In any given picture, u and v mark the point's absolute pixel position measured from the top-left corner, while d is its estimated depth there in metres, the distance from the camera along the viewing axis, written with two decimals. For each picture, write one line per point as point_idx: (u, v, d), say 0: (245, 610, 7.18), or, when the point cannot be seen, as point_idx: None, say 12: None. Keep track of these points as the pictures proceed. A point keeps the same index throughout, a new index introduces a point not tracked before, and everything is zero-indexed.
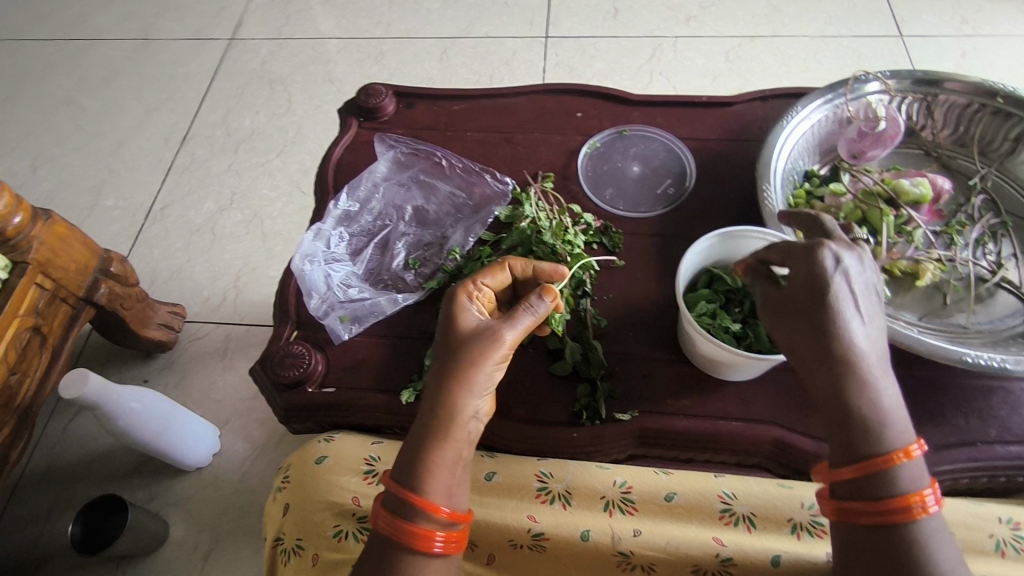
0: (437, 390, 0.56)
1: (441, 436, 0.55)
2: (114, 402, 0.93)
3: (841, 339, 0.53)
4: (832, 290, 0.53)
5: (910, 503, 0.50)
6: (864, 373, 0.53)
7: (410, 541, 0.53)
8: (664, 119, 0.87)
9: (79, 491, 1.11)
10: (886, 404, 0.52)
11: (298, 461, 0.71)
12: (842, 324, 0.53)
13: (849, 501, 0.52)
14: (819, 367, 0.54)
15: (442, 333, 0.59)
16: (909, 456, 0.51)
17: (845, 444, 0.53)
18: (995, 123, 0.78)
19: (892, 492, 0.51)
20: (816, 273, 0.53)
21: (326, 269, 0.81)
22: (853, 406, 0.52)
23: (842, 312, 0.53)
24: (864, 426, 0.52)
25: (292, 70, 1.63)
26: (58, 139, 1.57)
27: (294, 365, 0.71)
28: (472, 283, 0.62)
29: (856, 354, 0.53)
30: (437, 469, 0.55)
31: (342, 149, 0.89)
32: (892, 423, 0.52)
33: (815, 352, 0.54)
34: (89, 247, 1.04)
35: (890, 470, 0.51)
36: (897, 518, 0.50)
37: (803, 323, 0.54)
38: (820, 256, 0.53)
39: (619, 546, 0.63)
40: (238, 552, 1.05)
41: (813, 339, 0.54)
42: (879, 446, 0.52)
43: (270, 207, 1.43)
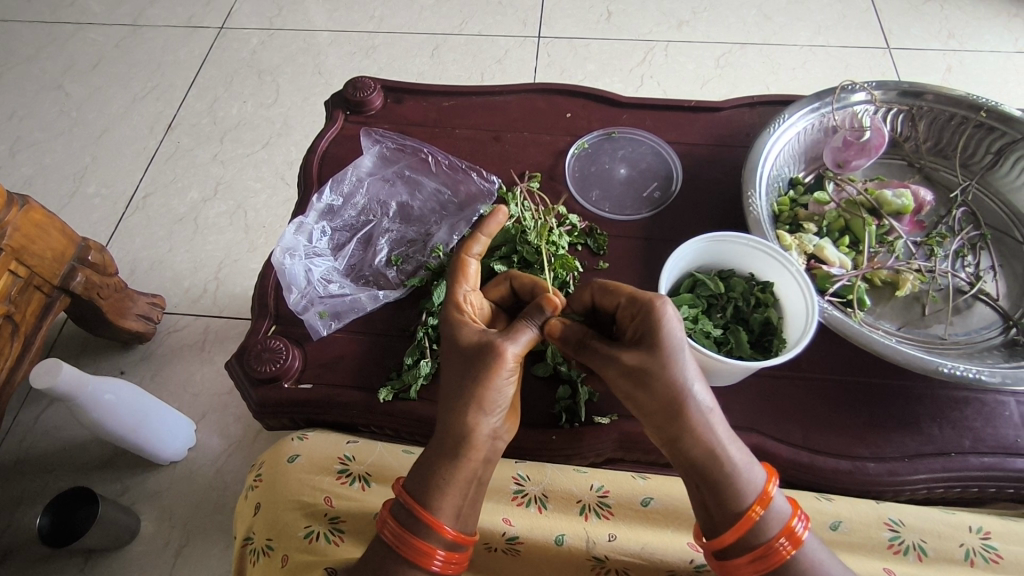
0: (452, 409, 0.55)
1: (455, 458, 0.54)
2: (87, 394, 0.91)
3: (683, 395, 0.52)
4: (672, 345, 0.53)
5: (779, 542, 0.52)
6: (718, 426, 0.53)
7: (413, 555, 0.53)
8: (653, 122, 0.87)
9: (48, 483, 1.08)
10: (739, 452, 0.53)
11: (271, 458, 0.70)
12: (684, 379, 0.53)
13: (732, 559, 0.53)
14: (673, 428, 0.53)
15: (446, 353, 0.59)
16: (767, 500, 0.52)
17: (712, 503, 0.53)
18: (978, 136, 0.78)
19: (765, 538, 0.52)
20: (655, 331, 0.53)
21: (307, 264, 0.79)
22: (714, 462, 0.52)
23: (684, 367, 0.53)
24: (726, 481, 0.52)
25: (282, 61, 1.61)
26: (39, 124, 1.53)
27: (271, 360, 0.70)
28: (459, 297, 0.62)
29: (706, 408, 0.53)
30: (453, 490, 0.54)
31: (327, 142, 0.88)
32: (749, 472, 0.53)
33: (665, 413, 0.53)
34: (67, 234, 1.02)
35: (757, 520, 0.52)
36: (776, 562, 0.52)
37: (650, 384, 0.53)
38: (654, 310, 0.54)
39: (593, 551, 0.63)
40: (210, 548, 1.03)
41: (661, 399, 0.53)
42: (741, 498, 0.52)
43: (254, 199, 1.41)
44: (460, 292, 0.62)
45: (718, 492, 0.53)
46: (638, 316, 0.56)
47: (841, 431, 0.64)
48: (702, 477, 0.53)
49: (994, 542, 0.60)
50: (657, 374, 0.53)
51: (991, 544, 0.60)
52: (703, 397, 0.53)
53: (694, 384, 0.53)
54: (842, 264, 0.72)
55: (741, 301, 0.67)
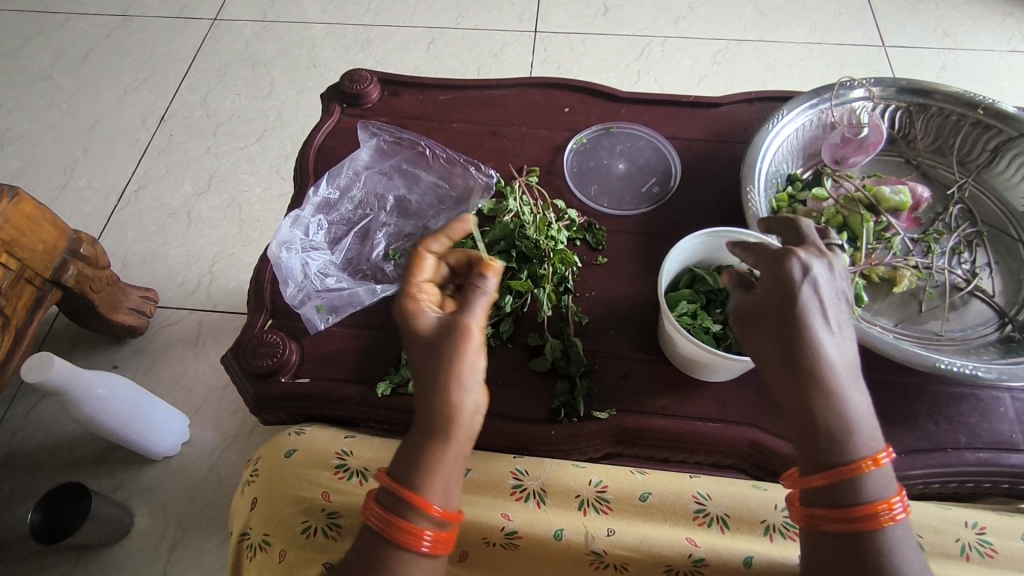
0: (429, 394, 0.54)
1: (435, 439, 0.53)
2: (80, 387, 0.90)
3: (806, 346, 0.51)
4: (803, 294, 0.51)
5: (880, 508, 0.50)
6: (836, 381, 0.51)
7: (399, 537, 0.52)
8: (651, 117, 0.87)
9: (39, 478, 1.07)
10: (852, 411, 0.51)
11: (267, 453, 0.70)
12: (809, 330, 0.51)
13: (816, 508, 0.51)
14: (786, 376, 0.52)
15: (409, 346, 0.57)
16: (879, 463, 0.50)
17: (809, 451, 0.52)
18: (974, 134, 0.79)
19: (864, 498, 0.50)
20: (785, 277, 0.52)
21: (304, 257, 0.78)
22: (827, 417, 0.51)
23: (814, 318, 0.51)
24: (828, 433, 0.51)
25: (276, 53, 1.60)
26: (29, 116, 1.51)
27: (267, 354, 0.69)
28: (414, 286, 0.59)
29: (829, 363, 0.51)
30: (438, 469, 0.53)
31: (324, 135, 0.87)
32: (858, 433, 0.51)
33: (779, 360, 0.52)
34: (59, 226, 1.01)
35: (857, 478, 0.50)
36: (869, 523, 0.49)
37: (775, 332, 0.52)
38: (785, 259, 0.52)
39: (592, 545, 0.63)
40: (205, 544, 1.03)
41: (782, 347, 0.52)
42: (845, 454, 0.50)
43: (248, 192, 1.40)
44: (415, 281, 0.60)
45: (816, 442, 0.51)
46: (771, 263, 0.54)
47: None
48: (806, 427, 0.52)
49: (989, 537, 0.61)
50: (781, 321, 0.52)
51: (987, 539, 0.61)
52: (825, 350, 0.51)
53: (820, 337, 0.51)
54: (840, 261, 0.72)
55: None
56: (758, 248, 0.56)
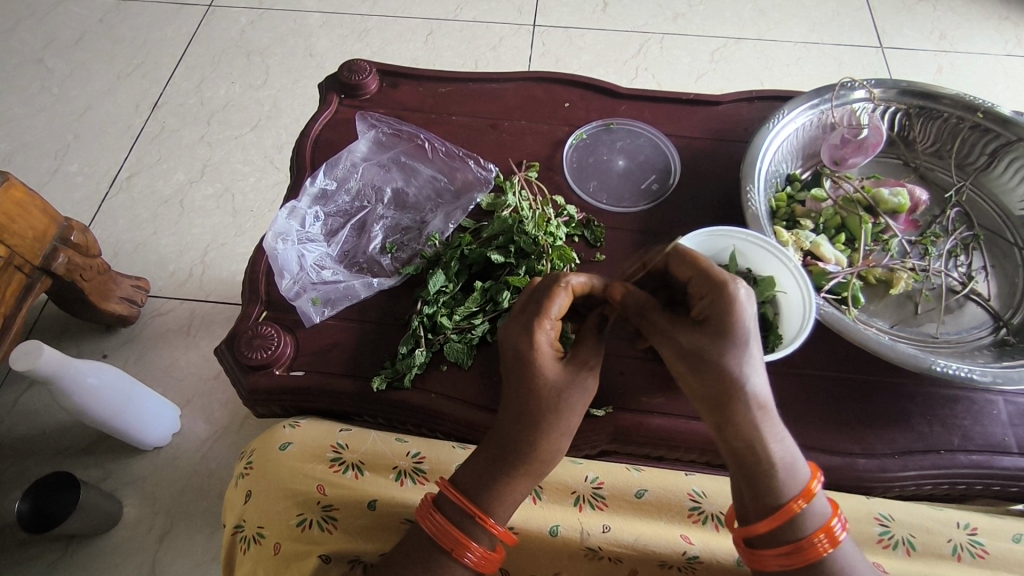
0: (529, 438, 0.55)
1: (515, 474, 0.55)
2: (70, 377, 0.89)
3: (740, 385, 0.50)
4: (739, 331, 0.51)
5: (817, 540, 0.51)
6: (768, 418, 0.52)
7: (450, 542, 0.55)
8: (652, 114, 0.86)
9: (26, 468, 1.06)
10: (790, 445, 0.52)
11: (262, 446, 0.69)
12: (743, 370, 0.50)
13: (762, 548, 0.53)
14: (721, 417, 0.52)
15: (522, 381, 0.55)
16: (810, 496, 0.52)
17: (750, 492, 0.53)
18: (973, 138, 0.79)
19: (802, 533, 0.51)
20: (725, 315, 0.51)
21: (299, 249, 0.78)
22: (763, 455, 0.51)
23: (749, 355, 0.51)
24: (767, 474, 0.52)
25: (271, 41, 1.58)
26: (18, 99, 1.49)
27: (261, 346, 0.69)
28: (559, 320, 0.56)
29: (762, 402, 0.51)
30: (512, 497, 0.56)
31: (321, 126, 0.86)
32: (795, 467, 0.52)
33: (719, 399, 0.51)
34: (48, 213, 0.99)
35: (796, 514, 0.51)
36: (811, 557, 0.51)
37: (709, 373, 0.51)
38: (728, 294, 0.51)
39: (588, 542, 0.64)
40: (194, 535, 1.02)
41: (719, 389, 0.51)
42: (784, 492, 0.52)
43: (242, 181, 1.38)
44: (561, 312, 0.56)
45: (757, 483, 0.52)
46: (710, 295, 0.52)
47: (834, 427, 0.65)
48: (747, 465, 0.52)
49: (980, 538, 0.61)
50: (718, 361, 0.51)
51: (978, 539, 0.61)
52: (759, 388, 0.51)
53: (753, 375, 0.51)
54: (837, 261, 0.72)
55: None
56: (695, 269, 0.54)
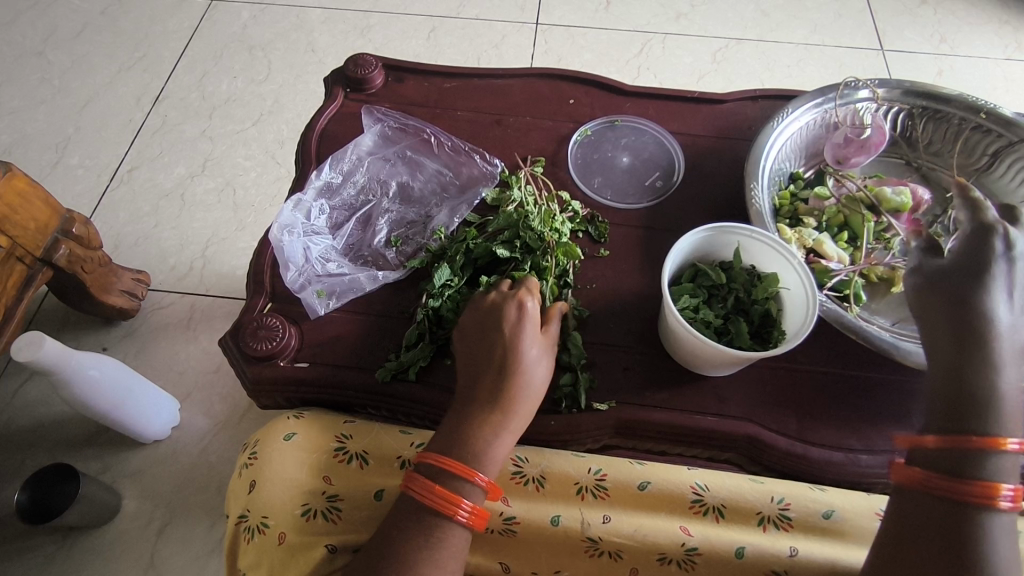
0: (519, 394, 0.60)
1: (500, 426, 0.59)
2: (71, 368, 0.89)
3: (979, 314, 0.54)
4: (996, 267, 0.55)
5: (995, 486, 0.51)
6: (992, 358, 0.54)
7: (438, 502, 0.57)
8: (656, 112, 0.87)
9: (26, 459, 1.06)
10: (1002, 390, 0.53)
11: (265, 436, 0.69)
12: (991, 303, 0.55)
13: (927, 465, 0.54)
14: (946, 337, 0.56)
15: (504, 344, 0.61)
16: (1006, 445, 0.51)
17: (944, 411, 0.54)
18: (975, 138, 0.79)
19: (981, 470, 0.51)
20: (986, 245, 0.56)
21: (305, 241, 0.78)
22: (981, 384, 0.53)
23: (998, 295, 0.55)
24: (969, 402, 0.53)
25: (274, 36, 1.58)
26: (19, 92, 1.48)
27: (266, 338, 0.69)
28: (558, 312, 0.65)
29: (996, 336, 0.54)
30: (497, 451, 0.59)
31: (326, 120, 0.86)
32: (1001, 412, 0.53)
33: (949, 318, 0.55)
34: (51, 205, 0.99)
35: (982, 450, 0.51)
36: (976, 494, 0.51)
37: (948, 295, 0.56)
38: (1000, 232, 0.55)
39: (589, 532, 0.64)
40: (194, 528, 1.02)
41: (951, 311, 0.55)
42: (981, 424, 0.52)
43: (243, 176, 1.38)
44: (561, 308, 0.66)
45: (954, 404, 0.54)
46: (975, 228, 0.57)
47: (836, 423, 0.65)
48: (949, 386, 0.54)
49: None
50: (961, 284, 0.55)
51: None
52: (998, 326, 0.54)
53: (997, 311, 0.54)
54: (840, 259, 0.73)
55: (742, 291, 0.67)
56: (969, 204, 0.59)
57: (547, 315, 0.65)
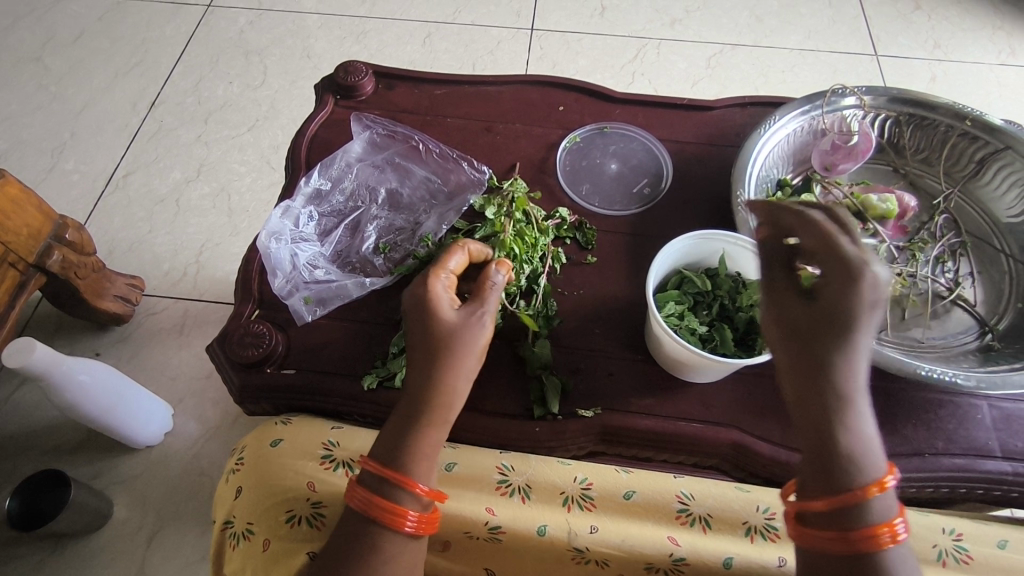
0: (434, 381, 0.57)
1: (428, 418, 0.57)
2: (61, 374, 0.89)
3: (835, 369, 0.50)
4: (857, 318, 0.49)
5: (879, 534, 0.49)
6: (857, 402, 0.51)
7: (383, 515, 0.55)
8: (645, 118, 0.87)
9: (17, 465, 1.06)
10: (867, 434, 0.51)
11: (253, 443, 0.70)
12: (847, 354, 0.50)
13: (817, 526, 0.51)
14: (808, 389, 0.51)
15: (421, 328, 0.58)
16: (883, 488, 0.50)
17: (818, 469, 0.51)
18: (962, 145, 0.80)
19: (863, 524, 0.49)
20: (844, 294, 0.49)
21: (293, 248, 0.78)
22: (844, 440, 0.50)
23: (858, 340, 0.50)
24: (842, 457, 0.50)
25: (270, 42, 1.59)
26: (16, 97, 1.49)
27: (254, 344, 0.69)
28: (494, 284, 0.60)
29: (853, 385, 0.50)
30: (425, 449, 0.56)
31: (317, 126, 0.86)
32: (869, 455, 0.50)
33: (812, 375, 0.51)
34: (43, 211, 0.99)
35: (864, 501, 0.49)
36: (865, 548, 0.49)
37: (809, 345, 0.51)
38: (862, 281, 0.48)
39: (575, 542, 0.64)
40: (183, 535, 1.02)
41: (810, 366, 0.51)
42: (856, 476, 0.50)
43: (238, 181, 1.39)
44: (497, 278, 0.60)
45: (829, 461, 0.50)
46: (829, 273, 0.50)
47: None
48: (818, 444, 0.51)
49: (964, 543, 0.62)
50: (825, 342, 0.50)
51: (963, 545, 0.62)
52: (857, 375, 0.51)
53: (854, 361, 0.50)
54: None
55: (727, 298, 0.67)
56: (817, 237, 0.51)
57: (478, 289, 0.60)
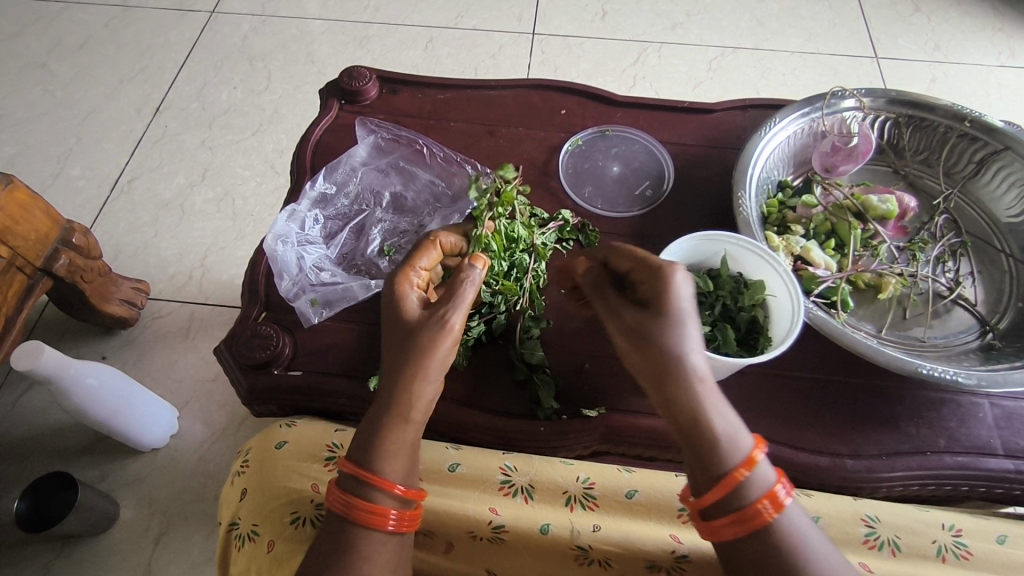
0: (398, 377, 0.56)
1: (394, 418, 0.56)
2: (69, 377, 0.90)
3: (677, 359, 0.50)
4: (677, 309, 0.52)
5: (761, 507, 0.48)
6: (709, 386, 0.50)
7: (364, 516, 0.54)
8: (646, 121, 0.88)
9: (24, 468, 1.07)
10: (728, 414, 0.50)
11: (258, 445, 0.71)
12: (683, 343, 0.50)
13: (716, 519, 0.49)
14: (660, 387, 0.51)
15: (390, 325, 0.59)
16: (754, 461, 0.48)
17: (697, 463, 0.50)
18: (961, 146, 0.80)
19: (745, 502, 0.48)
20: (659, 291, 0.53)
21: (299, 251, 0.79)
22: (705, 426, 0.49)
23: (682, 327, 0.51)
24: (710, 444, 0.49)
25: (273, 47, 1.60)
26: (23, 103, 1.50)
27: (261, 346, 0.70)
28: (467, 278, 0.58)
29: (698, 372, 0.50)
30: (393, 448, 0.55)
31: (321, 131, 0.87)
32: (734, 434, 0.49)
33: (657, 372, 0.51)
34: (51, 215, 1.00)
35: (741, 481, 0.48)
36: (757, 523, 0.48)
37: (646, 344, 0.52)
38: (666, 278, 0.53)
39: (578, 540, 0.65)
40: (190, 537, 1.03)
41: (654, 364, 0.51)
42: (724, 458, 0.49)
43: (242, 186, 1.40)
44: (472, 273, 0.58)
45: (703, 452, 0.49)
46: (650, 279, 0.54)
47: (823, 429, 0.66)
48: (688, 438, 0.50)
49: (964, 539, 0.63)
50: (655, 337, 0.51)
51: (962, 541, 0.63)
52: (697, 362, 0.50)
53: (692, 348, 0.50)
54: (827, 267, 0.73)
55: (728, 299, 0.67)
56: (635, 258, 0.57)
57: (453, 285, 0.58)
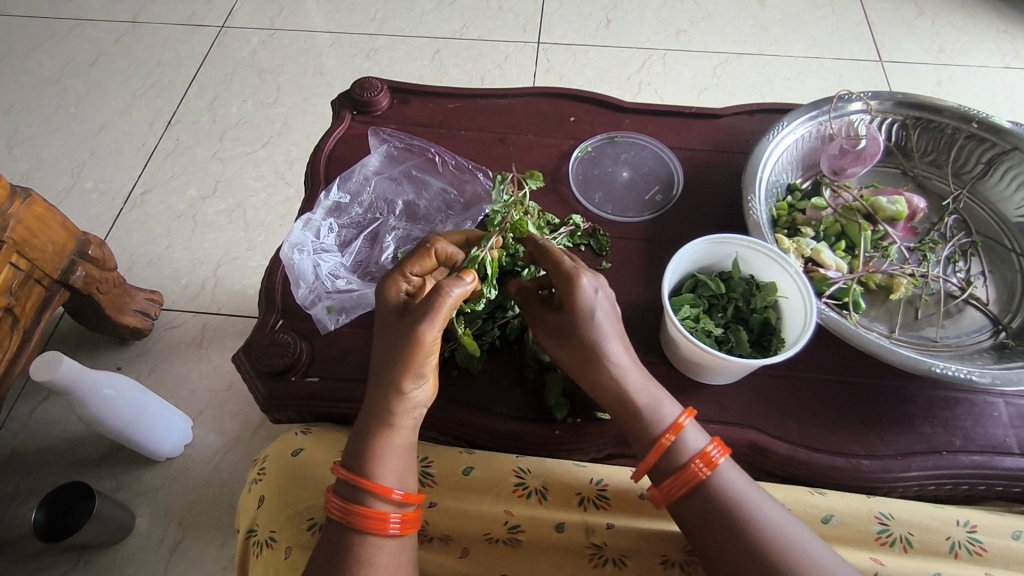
0: (378, 385, 0.58)
1: (384, 426, 0.58)
2: (87, 388, 0.91)
3: (597, 353, 0.60)
4: (586, 312, 0.60)
5: (694, 467, 0.58)
6: (628, 373, 0.60)
7: (366, 524, 0.57)
8: (654, 127, 0.89)
9: (41, 478, 1.08)
10: (649, 395, 0.60)
11: (274, 452, 0.71)
12: (600, 342, 0.60)
13: (661, 483, 0.60)
14: (587, 380, 0.62)
15: (378, 331, 0.60)
16: (680, 428, 0.59)
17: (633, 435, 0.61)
18: (969, 146, 0.81)
19: (679, 463, 0.59)
20: (568, 298, 0.60)
21: (315, 259, 0.80)
22: (631, 407, 0.60)
23: (595, 328, 0.60)
24: (638, 421, 0.60)
25: (283, 60, 1.63)
26: (37, 119, 1.53)
27: (279, 353, 0.71)
28: (441, 292, 0.56)
29: (614, 366, 0.60)
30: (387, 454, 0.58)
31: (334, 141, 0.89)
32: (657, 409, 0.60)
33: (584, 367, 0.61)
34: (68, 229, 1.02)
35: (669, 446, 0.59)
36: (693, 481, 0.58)
37: (569, 344, 0.61)
38: (571, 287, 0.60)
39: (592, 538, 0.66)
40: (205, 545, 1.04)
41: (579, 360, 0.61)
42: (653, 430, 0.59)
43: (253, 197, 1.42)
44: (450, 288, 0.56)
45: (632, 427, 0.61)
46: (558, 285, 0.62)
47: (837, 429, 0.66)
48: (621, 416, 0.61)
49: (978, 535, 0.63)
50: (575, 338, 0.61)
51: (977, 537, 0.63)
52: (613, 354, 0.60)
53: (608, 343, 0.60)
54: (838, 268, 0.74)
55: (740, 301, 0.68)
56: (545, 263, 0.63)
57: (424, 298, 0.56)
